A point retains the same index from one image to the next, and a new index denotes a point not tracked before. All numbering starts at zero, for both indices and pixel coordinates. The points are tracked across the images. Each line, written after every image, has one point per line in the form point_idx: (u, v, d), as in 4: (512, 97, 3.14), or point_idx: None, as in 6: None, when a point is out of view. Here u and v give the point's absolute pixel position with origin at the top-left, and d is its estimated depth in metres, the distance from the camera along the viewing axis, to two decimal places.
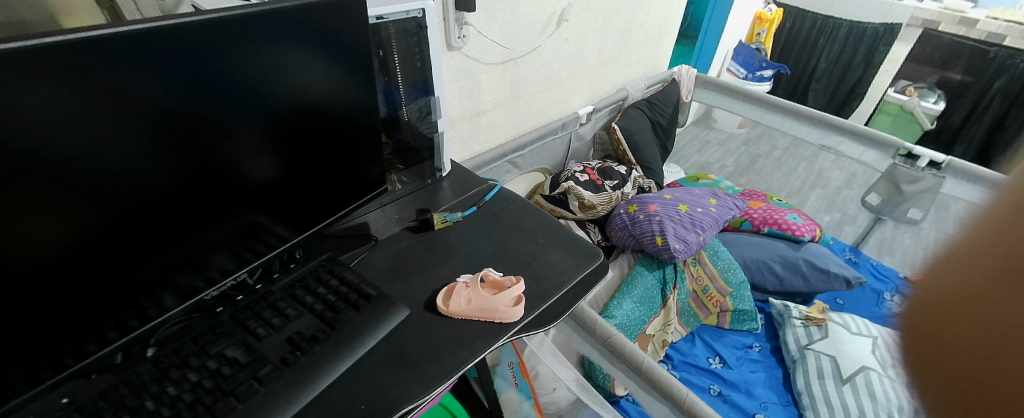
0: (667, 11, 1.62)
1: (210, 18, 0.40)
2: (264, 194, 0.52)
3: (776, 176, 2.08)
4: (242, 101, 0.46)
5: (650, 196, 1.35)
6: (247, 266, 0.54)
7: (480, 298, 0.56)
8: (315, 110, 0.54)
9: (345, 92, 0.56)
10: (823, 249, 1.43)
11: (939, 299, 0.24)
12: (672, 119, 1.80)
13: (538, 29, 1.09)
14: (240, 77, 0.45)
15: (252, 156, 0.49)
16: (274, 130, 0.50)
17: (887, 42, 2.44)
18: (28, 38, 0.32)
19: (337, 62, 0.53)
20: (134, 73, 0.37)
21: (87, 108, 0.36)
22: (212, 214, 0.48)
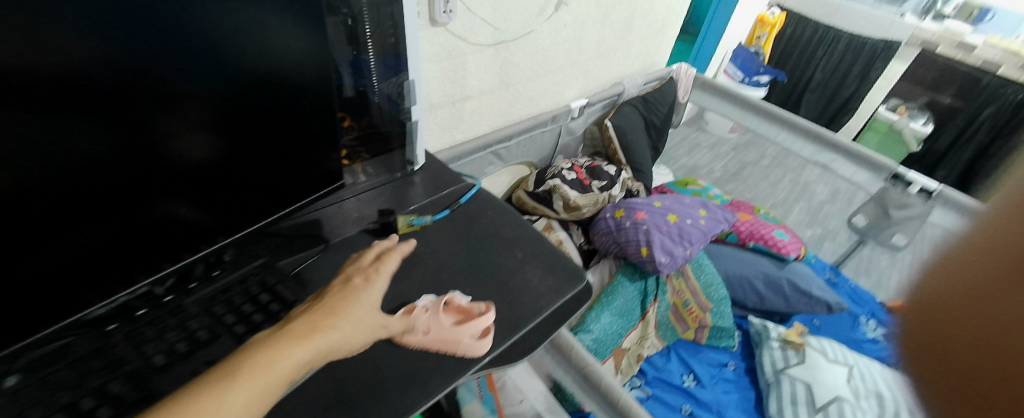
0: (672, 5, 1.53)
1: None
2: (189, 181, 0.42)
3: (763, 185, 2.00)
4: (160, 55, 0.35)
5: (638, 201, 1.28)
6: (155, 273, 0.43)
7: (439, 327, 0.48)
8: (264, 78, 0.43)
9: (304, 60, 0.45)
10: (807, 270, 1.39)
11: (937, 303, 0.21)
12: (667, 120, 1.72)
13: (535, 11, 0.99)
14: (159, 24, 0.34)
15: (174, 130, 0.39)
16: (208, 99, 0.39)
17: (884, 59, 2.40)
18: None
19: (297, 19, 0.42)
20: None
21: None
22: (108, 205, 0.37)
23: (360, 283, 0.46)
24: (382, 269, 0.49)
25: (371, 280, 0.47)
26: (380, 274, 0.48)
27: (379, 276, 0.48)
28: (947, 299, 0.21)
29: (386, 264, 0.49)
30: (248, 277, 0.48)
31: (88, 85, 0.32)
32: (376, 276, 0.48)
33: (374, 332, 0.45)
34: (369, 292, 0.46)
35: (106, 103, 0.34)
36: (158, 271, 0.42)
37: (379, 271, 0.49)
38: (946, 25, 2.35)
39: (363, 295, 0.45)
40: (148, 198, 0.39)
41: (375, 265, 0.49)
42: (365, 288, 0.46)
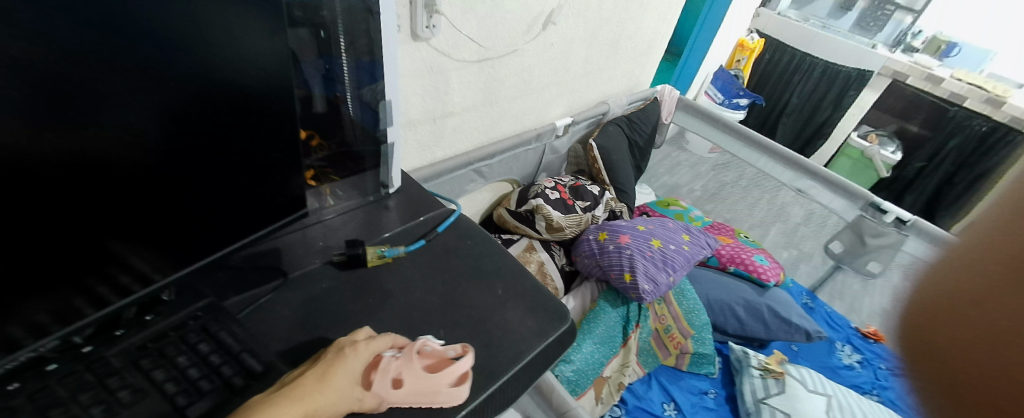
0: (657, 27, 1.53)
1: None
2: (126, 210, 0.36)
3: (741, 207, 2.03)
4: (88, 62, 0.30)
5: (621, 224, 1.25)
6: (74, 323, 0.36)
7: (410, 379, 0.43)
8: (215, 80, 0.37)
9: (263, 56, 0.39)
10: (786, 297, 1.39)
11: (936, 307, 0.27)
12: (650, 140, 1.71)
13: (521, 30, 0.96)
14: (93, 37, 0.29)
15: (96, 144, 0.32)
16: (151, 113, 0.34)
17: (857, 87, 2.44)
18: None
19: (257, 29, 0.38)
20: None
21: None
22: (14, 238, 0.31)
23: (359, 353, 0.43)
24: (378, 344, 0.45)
25: (364, 353, 0.43)
26: (374, 348, 0.44)
27: (375, 349, 0.44)
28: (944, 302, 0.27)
29: (385, 342, 0.46)
30: (188, 322, 0.42)
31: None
32: (371, 351, 0.44)
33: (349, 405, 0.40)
34: (358, 366, 0.42)
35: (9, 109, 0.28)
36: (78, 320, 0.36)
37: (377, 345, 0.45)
38: (916, 57, 2.45)
39: (353, 366, 0.41)
40: (64, 225, 0.33)
41: (374, 337, 0.45)
42: (358, 358, 0.42)
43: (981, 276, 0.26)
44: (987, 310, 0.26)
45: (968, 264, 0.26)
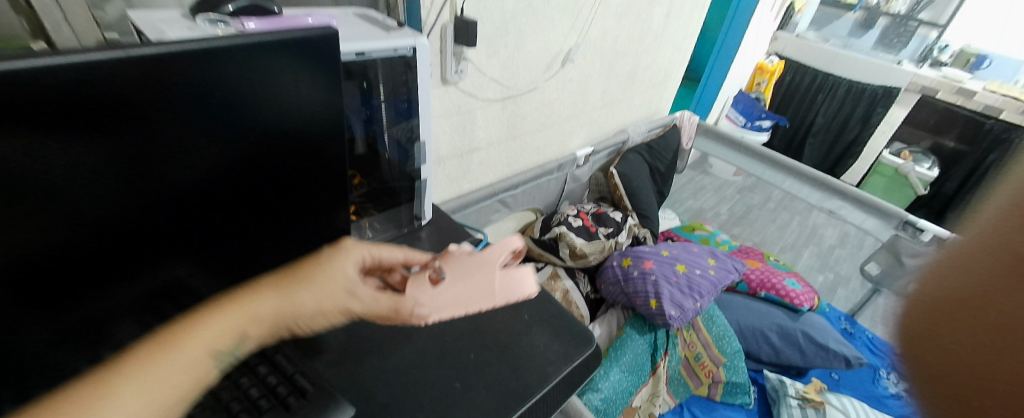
0: (673, 57, 1.57)
1: (170, 50, 0.30)
2: (209, 259, 0.41)
3: (770, 228, 1.92)
4: (199, 145, 0.35)
5: (646, 250, 1.27)
6: None
7: (466, 277, 0.50)
8: (280, 137, 0.40)
9: (321, 114, 0.42)
10: (822, 322, 1.34)
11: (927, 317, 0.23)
12: (671, 166, 1.73)
13: (541, 69, 1.02)
14: (206, 123, 0.35)
15: (178, 198, 0.36)
16: (238, 177, 0.39)
17: (885, 105, 2.41)
18: None
19: (332, 105, 0.42)
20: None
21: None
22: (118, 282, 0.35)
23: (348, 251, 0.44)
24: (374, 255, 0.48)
25: (352, 254, 0.45)
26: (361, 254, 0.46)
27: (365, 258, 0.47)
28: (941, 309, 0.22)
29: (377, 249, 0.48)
30: (249, 345, 0.47)
31: (101, 164, 0.31)
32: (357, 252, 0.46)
33: (343, 300, 0.41)
34: (342, 263, 0.43)
35: (132, 182, 0.33)
36: None
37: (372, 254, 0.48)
38: (944, 71, 2.39)
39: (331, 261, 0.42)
40: (153, 266, 0.37)
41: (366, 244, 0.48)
42: (346, 256, 0.44)
43: (972, 273, 0.22)
44: (1004, 306, 0.21)
45: (972, 261, 0.22)
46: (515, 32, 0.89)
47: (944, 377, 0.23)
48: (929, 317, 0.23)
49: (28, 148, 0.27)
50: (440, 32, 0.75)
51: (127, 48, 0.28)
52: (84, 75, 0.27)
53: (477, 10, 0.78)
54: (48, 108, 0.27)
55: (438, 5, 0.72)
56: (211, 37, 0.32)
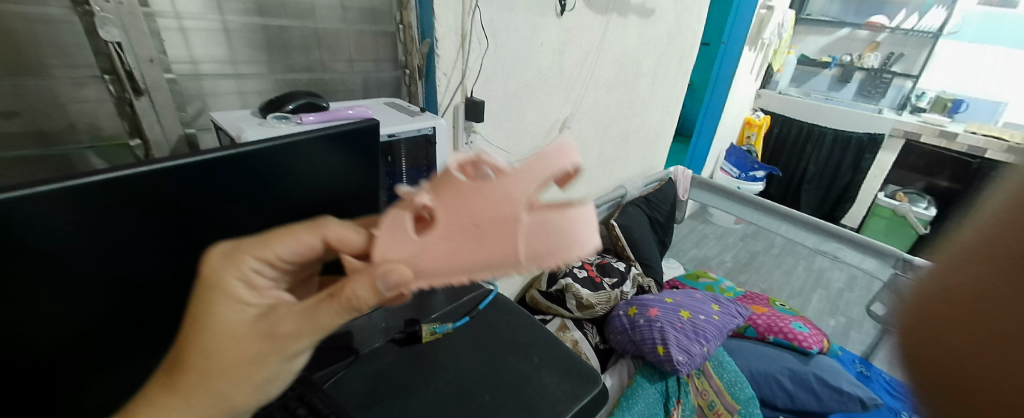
0: (662, 118, 1.71)
1: (255, 148, 0.42)
2: None
3: (776, 274, 1.92)
4: (267, 214, 0.46)
5: (650, 298, 1.32)
6: None
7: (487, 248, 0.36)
8: (324, 204, 0.51)
9: (354, 186, 0.52)
10: (834, 364, 1.30)
11: (939, 304, 0.25)
12: (670, 217, 1.80)
13: (540, 136, 1.14)
14: (273, 198, 0.46)
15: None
16: None
17: (873, 150, 2.48)
18: (80, 176, 0.34)
19: (370, 178, 0.54)
20: (147, 185, 0.37)
21: (60, 214, 0.34)
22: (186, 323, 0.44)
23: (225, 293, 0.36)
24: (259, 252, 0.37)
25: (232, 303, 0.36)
26: (242, 272, 0.37)
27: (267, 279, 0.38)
28: (947, 300, 0.25)
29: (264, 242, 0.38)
30: (287, 392, 0.52)
31: (196, 232, 0.41)
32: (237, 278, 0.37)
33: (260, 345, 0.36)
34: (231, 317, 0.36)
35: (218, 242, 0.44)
36: None
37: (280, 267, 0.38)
38: (923, 116, 2.49)
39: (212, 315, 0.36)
40: None
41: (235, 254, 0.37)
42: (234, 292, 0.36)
43: (967, 285, 0.24)
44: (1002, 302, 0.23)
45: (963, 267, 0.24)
46: (517, 107, 1.02)
47: (939, 374, 0.25)
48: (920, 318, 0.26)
49: (150, 221, 0.38)
50: (453, 112, 0.87)
51: (225, 148, 0.40)
52: (193, 168, 0.39)
53: (483, 90, 0.90)
54: (164, 192, 0.38)
55: (452, 88, 0.83)
56: (286, 136, 0.45)
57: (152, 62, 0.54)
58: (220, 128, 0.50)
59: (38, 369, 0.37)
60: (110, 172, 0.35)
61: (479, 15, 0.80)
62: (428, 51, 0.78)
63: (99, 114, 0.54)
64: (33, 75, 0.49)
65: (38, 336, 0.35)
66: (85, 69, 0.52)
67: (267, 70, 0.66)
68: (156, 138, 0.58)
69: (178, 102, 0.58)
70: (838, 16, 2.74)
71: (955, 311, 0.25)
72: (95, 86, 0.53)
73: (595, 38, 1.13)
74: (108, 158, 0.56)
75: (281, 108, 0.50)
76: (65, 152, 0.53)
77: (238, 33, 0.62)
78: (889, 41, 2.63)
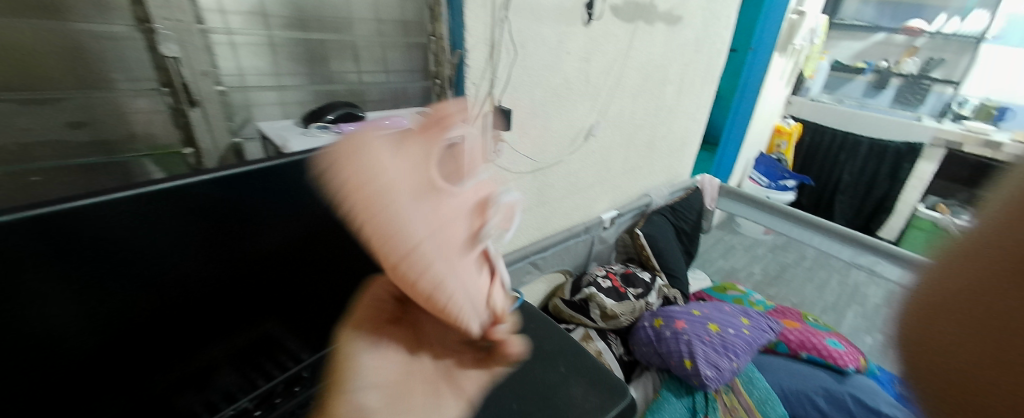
0: (689, 126, 1.69)
1: (302, 158, 0.45)
2: (295, 313, 0.51)
3: (808, 288, 1.85)
4: (311, 219, 0.48)
5: (676, 310, 1.30)
6: (252, 392, 0.51)
7: (410, 203, 0.32)
8: None
9: None
10: (872, 385, 1.23)
11: (940, 299, 0.21)
12: (696, 226, 1.76)
13: (566, 144, 1.14)
14: (317, 204, 0.47)
15: (284, 255, 0.47)
16: (334, 244, 0.51)
17: (910, 160, 2.34)
18: (146, 184, 0.37)
19: None
20: (205, 191, 0.40)
21: (128, 220, 0.36)
22: (234, 324, 0.46)
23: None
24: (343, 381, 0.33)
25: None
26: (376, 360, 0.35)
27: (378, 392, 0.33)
28: (942, 299, 0.21)
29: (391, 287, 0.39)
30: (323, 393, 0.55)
31: (245, 239, 0.43)
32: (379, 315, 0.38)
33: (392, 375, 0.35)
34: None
35: (266, 247, 0.45)
36: (254, 390, 0.51)
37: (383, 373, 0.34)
38: (966, 124, 2.33)
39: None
40: (254, 317, 0.47)
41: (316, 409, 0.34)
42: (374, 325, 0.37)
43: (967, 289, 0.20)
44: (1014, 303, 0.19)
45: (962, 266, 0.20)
46: (544, 115, 1.02)
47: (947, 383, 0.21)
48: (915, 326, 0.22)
49: (208, 227, 0.41)
50: (482, 121, 0.88)
51: (273, 158, 0.42)
52: (242, 177, 0.42)
53: (512, 99, 0.91)
54: (219, 199, 0.41)
55: (481, 98, 0.85)
56: (330, 147, 0.47)
57: (205, 74, 0.56)
58: (266, 138, 0.52)
59: (101, 372, 0.38)
60: (172, 181, 0.38)
61: (509, 26, 0.82)
62: (458, 62, 0.79)
63: (157, 123, 0.58)
64: (98, 88, 0.54)
65: (108, 344, 0.37)
66: (143, 83, 0.56)
67: (307, 81, 0.69)
68: (207, 147, 0.59)
69: (227, 113, 0.61)
70: (874, 21, 2.66)
71: (952, 316, 0.21)
72: (157, 98, 0.57)
73: (622, 46, 1.13)
74: (163, 165, 0.59)
75: (322, 118, 0.53)
76: (124, 161, 0.57)
77: (282, 47, 0.65)
78: (928, 46, 2.54)
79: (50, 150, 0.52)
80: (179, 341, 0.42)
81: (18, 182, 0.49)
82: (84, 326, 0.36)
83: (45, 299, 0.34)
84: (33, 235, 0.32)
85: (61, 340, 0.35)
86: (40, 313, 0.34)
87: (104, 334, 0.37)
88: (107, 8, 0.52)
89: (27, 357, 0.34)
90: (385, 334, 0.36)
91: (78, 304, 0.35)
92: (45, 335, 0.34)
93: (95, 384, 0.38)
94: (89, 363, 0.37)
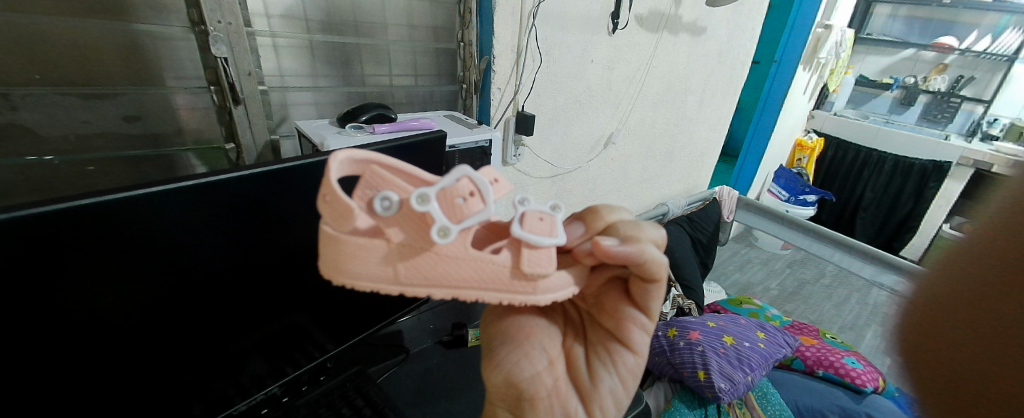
0: (709, 136, 1.68)
1: None
2: (324, 306, 0.53)
3: (827, 305, 1.81)
4: None
5: (691, 320, 1.29)
6: (281, 379, 0.53)
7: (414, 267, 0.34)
8: None
9: None
10: (893, 407, 1.16)
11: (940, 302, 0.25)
12: (713, 238, 1.74)
13: (585, 151, 1.15)
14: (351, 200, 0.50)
15: (313, 247, 0.49)
16: None
17: (937, 178, 2.25)
18: (205, 176, 0.39)
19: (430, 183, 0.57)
20: (255, 185, 0.42)
21: (184, 210, 0.38)
22: (268, 314, 0.48)
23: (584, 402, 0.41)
24: (521, 395, 0.39)
25: (592, 399, 0.40)
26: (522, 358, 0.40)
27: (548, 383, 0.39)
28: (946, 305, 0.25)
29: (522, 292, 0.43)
30: (346, 382, 0.56)
31: (283, 231, 0.45)
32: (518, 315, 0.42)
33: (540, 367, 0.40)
34: (610, 394, 0.41)
35: (304, 239, 0.48)
36: (283, 377, 0.53)
37: (548, 371, 0.40)
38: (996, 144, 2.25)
39: (598, 402, 0.40)
40: (285, 308, 0.49)
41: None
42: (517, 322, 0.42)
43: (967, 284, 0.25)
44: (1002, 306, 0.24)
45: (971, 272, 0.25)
46: (565, 121, 1.03)
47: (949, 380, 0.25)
48: (923, 319, 0.26)
49: (255, 219, 0.43)
50: (505, 124, 0.90)
51: (317, 154, 0.44)
52: (278, 174, 0.43)
53: (534, 105, 0.93)
54: (266, 191, 0.43)
55: (505, 104, 0.86)
56: (367, 145, 0.49)
57: (249, 75, 0.59)
58: (304, 136, 0.55)
59: (147, 352, 0.40)
60: (228, 172, 0.40)
61: (536, 34, 0.84)
62: (485, 67, 0.81)
63: (201, 119, 0.61)
64: (152, 85, 0.57)
65: (157, 326, 0.40)
66: (193, 81, 0.59)
67: (340, 84, 0.72)
68: (247, 143, 0.62)
69: (267, 111, 0.64)
70: (902, 36, 2.60)
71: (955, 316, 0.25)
72: (203, 96, 0.60)
73: (645, 56, 1.13)
74: (205, 160, 0.62)
75: (356, 118, 0.55)
76: (170, 154, 0.59)
77: (319, 50, 0.68)
78: (959, 63, 2.46)
79: (103, 142, 0.55)
80: (217, 326, 0.44)
81: (73, 171, 0.54)
82: (137, 308, 0.38)
83: (107, 280, 0.36)
84: (92, 223, 0.34)
85: (113, 323, 0.37)
86: (98, 296, 0.36)
87: (150, 316, 0.39)
88: (164, 10, 0.55)
89: (83, 337, 0.36)
90: (525, 329, 0.41)
91: (135, 285, 0.37)
92: (99, 317, 0.36)
93: (140, 363, 0.40)
94: (137, 343, 0.39)
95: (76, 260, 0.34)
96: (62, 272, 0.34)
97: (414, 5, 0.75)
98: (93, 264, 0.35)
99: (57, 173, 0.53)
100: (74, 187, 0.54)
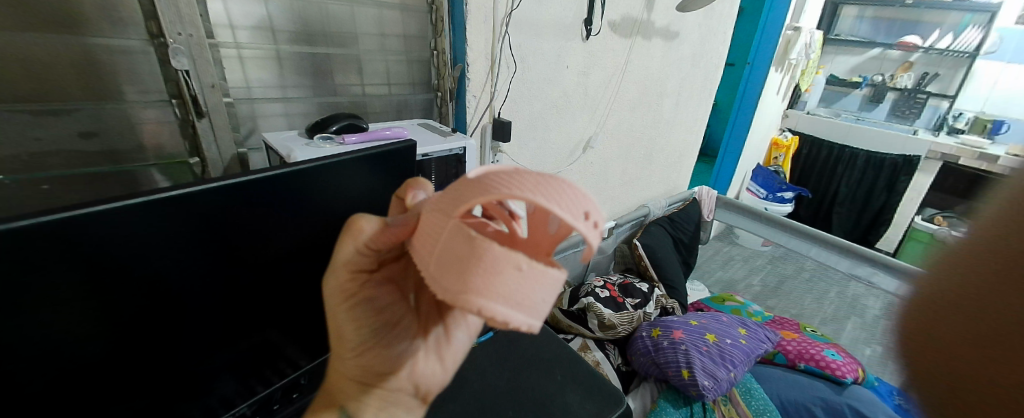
0: (687, 138, 1.71)
1: (309, 167, 0.46)
2: (295, 321, 0.53)
3: (807, 299, 1.84)
4: (314, 228, 0.49)
5: (674, 320, 1.30)
6: (252, 397, 0.53)
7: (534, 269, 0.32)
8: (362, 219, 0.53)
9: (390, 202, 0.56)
10: (872, 396, 1.19)
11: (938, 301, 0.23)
12: (694, 237, 1.77)
13: (565, 155, 1.16)
14: (319, 212, 0.49)
15: (284, 262, 0.48)
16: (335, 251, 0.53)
17: (908, 172, 2.33)
18: (159, 191, 0.37)
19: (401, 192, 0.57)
20: (217, 199, 0.41)
21: (139, 227, 0.37)
22: (236, 332, 0.47)
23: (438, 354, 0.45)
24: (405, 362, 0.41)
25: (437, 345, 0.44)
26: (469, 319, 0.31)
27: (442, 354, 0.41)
28: (941, 302, 0.23)
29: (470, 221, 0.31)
30: None
31: (249, 247, 0.44)
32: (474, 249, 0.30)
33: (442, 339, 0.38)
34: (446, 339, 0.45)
35: (271, 255, 0.47)
36: (254, 395, 0.52)
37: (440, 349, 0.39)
38: (963, 137, 2.33)
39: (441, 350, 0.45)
40: (254, 326, 0.49)
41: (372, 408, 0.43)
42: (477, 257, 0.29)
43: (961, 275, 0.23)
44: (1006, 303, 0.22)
45: (961, 260, 0.23)
46: (543, 127, 1.05)
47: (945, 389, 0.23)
48: (922, 324, 0.24)
49: (218, 234, 0.42)
50: (482, 132, 0.90)
51: (279, 166, 0.43)
52: (241, 188, 0.42)
53: (511, 112, 0.94)
54: (227, 206, 0.42)
55: (481, 110, 0.87)
56: (335, 156, 0.48)
57: (214, 87, 0.60)
58: (271, 148, 0.55)
59: (106, 377, 0.39)
60: (184, 187, 0.39)
61: (509, 41, 0.85)
62: (459, 75, 0.82)
63: (168, 134, 0.61)
64: (110, 99, 0.56)
65: (115, 351, 0.38)
66: (155, 95, 0.58)
67: (312, 94, 0.72)
68: (213, 157, 0.63)
69: (233, 124, 0.64)
70: (869, 36, 2.68)
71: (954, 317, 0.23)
72: (166, 109, 0.59)
73: (620, 60, 1.15)
74: (170, 175, 0.62)
75: (326, 129, 0.55)
76: (132, 170, 0.59)
77: (288, 60, 0.67)
78: (923, 61, 2.53)
79: (61, 159, 0.54)
80: (184, 347, 0.43)
81: (30, 191, 0.53)
82: (95, 332, 0.37)
83: (62, 303, 0.35)
84: (40, 246, 0.33)
85: (73, 346, 0.36)
86: (60, 318, 0.35)
87: (111, 341, 0.38)
88: (121, 23, 0.54)
89: (36, 363, 0.35)
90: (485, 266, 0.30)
91: (92, 308, 0.36)
92: (59, 341, 0.35)
93: (101, 389, 0.39)
94: (98, 367, 0.38)
95: (33, 284, 0.33)
96: (18, 297, 0.33)
97: (386, 14, 0.75)
98: (49, 288, 0.34)
99: (10, 193, 0.52)
100: (30, 206, 0.53)
